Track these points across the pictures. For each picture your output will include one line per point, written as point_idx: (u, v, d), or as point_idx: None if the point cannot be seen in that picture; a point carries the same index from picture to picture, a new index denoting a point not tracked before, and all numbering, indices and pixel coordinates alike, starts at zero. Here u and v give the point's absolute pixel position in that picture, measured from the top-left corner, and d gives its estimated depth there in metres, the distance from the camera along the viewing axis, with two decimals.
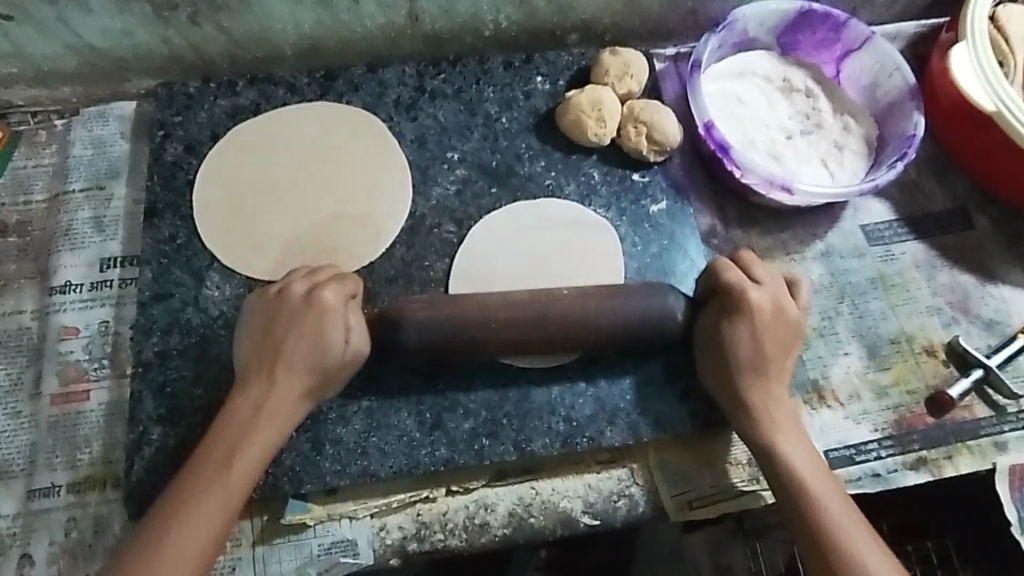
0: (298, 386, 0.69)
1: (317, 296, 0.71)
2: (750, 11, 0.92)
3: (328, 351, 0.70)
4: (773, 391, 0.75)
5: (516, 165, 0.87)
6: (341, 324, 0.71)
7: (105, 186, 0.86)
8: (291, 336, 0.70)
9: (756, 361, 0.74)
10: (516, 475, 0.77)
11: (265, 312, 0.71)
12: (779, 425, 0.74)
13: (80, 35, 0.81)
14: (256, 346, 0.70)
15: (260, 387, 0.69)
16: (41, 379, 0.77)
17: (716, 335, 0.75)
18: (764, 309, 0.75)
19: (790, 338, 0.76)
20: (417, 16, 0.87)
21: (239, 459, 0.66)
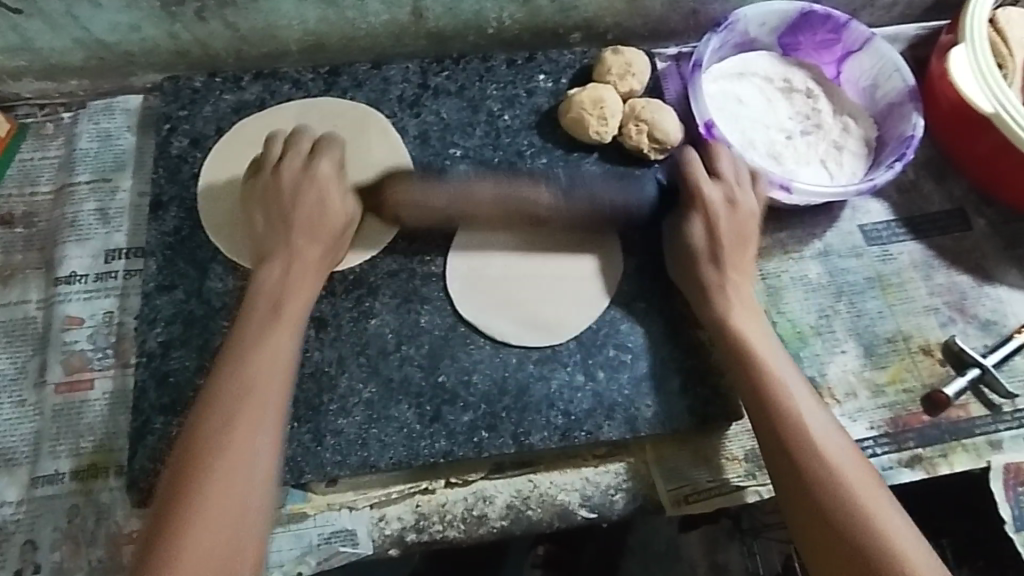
0: (308, 245, 0.75)
1: (316, 170, 0.77)
2: (751, 12, 0.93)
3: (330, 209, 0.76)
4: (735, 290, 0.78)
5: (517, 162, 0.88)
6: (338, 190, 0.78)
7: (110, 178, 0.87)
8: (294, 202, 0.75)
9: (715, 248, 0.79)
10: (515, 468, 0.78)
11: (267, 198, 0.76)
12: (743, 322, 0.76)
13: (88, 30, 0.82)
14: (264, 228, 0.76)
15: (279, 267, 0.74)
16: (46, 368, 0.78)
17: (678, 233, 0.81)
18: (718, 200, 0.80)
19: (745, 229, 0.81)
20: (421, 14, 0.88)
21: (261, 392, 0.66)
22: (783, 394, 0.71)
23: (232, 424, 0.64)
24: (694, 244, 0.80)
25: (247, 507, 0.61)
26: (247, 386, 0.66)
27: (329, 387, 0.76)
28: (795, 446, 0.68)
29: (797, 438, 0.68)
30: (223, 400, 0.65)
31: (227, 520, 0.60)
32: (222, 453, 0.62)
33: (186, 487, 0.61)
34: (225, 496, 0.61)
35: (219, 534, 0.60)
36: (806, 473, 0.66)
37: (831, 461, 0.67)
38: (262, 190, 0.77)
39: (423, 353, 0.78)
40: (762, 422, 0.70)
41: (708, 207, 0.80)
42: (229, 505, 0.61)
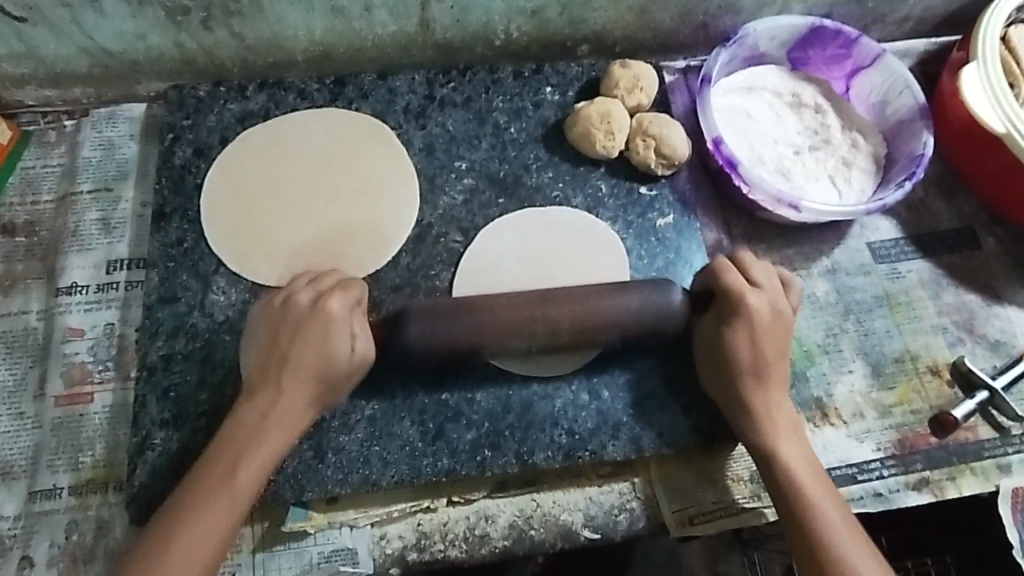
0: (308, 391, 0.69)
1: (324, 309, 0.71)
2: (761, 27, 0.92)
3: (334, 359, 0.70)
4: (773, 394, 0.75)
5: (524, 175, 0.87)
6: (342, 309, 0.72)
7: (113, 187, 0.86)
8: (296, 352, 0.70)
9: (756, 363, 0.74)
10: (517, 487, 0.77)
11: (274, 326, 0.71)
12: (777, 428, 0.73)
13: (94, 38, 0.81)
14: (261, 357, 0.70)
15: (268, 399, 0.69)
16: (46, 380, 0.77)
17: (716, 340, 0.75)
18: (765, 317, 0.74)
19: (784, 343, 0.75)
20: (428, 25, 0.87)
21: (269, 428, 0.68)
22: (815, 507, 0.69)
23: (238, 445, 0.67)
24: (733, 358, 0.74)
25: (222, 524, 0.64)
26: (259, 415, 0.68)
27: None
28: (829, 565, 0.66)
29: (831, 557, 0.67)
30: (241, 418, 0.68)
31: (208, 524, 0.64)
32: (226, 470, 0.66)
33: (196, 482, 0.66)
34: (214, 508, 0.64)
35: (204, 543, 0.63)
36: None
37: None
38: (268, 314, 0.72)
39: (427, 369, 0.78)
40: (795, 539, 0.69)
41: (752, 320, 0.74)
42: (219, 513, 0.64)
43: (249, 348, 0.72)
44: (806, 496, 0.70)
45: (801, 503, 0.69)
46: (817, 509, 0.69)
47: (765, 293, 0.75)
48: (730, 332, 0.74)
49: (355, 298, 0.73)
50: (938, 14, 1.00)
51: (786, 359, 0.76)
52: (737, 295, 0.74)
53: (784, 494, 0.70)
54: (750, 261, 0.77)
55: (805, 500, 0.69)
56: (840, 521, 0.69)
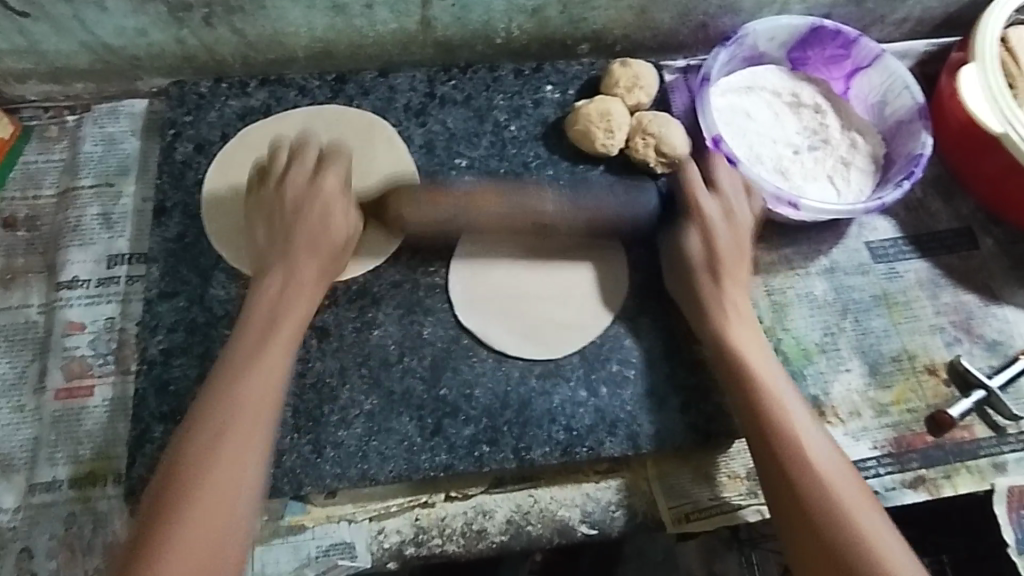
0: (309, 264, 0.74)
1: (320, 181, 0.76)
2: (760, 27, 0.92)
3: (332, 229, 0.75)
4: (734, 304, 0.78)
5: (523, 173, 0.88)
6: (342, 207, 0.77)
7: (114, 182, 0.86)
8: (298, 219, 0.74)
9: (710, 258, 0.79)
10: (515, 482, 0.77)
11: (270, 210, 0.76)
12: (743, 339, 0.76)
13: (95, 34, 0.82)
14: (269, 242, 0.75)
15: (279, 279, 0.73)
16: (46, 373, 0.78)
17: (674, 244, 0.81)
18: (716, 215, 0.80)
19: (741, 246, 0.80)
20: (429, 23, 0.87)
21: (244, 419, 0.64)
22: (783, 418, 0.70)
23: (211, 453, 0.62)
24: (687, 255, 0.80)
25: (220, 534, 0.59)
26: (231, 405, 0.64)
27: (330, 398, 0.76)
28: (794, 473, 0.67)
29: (797, 464, 0.67)
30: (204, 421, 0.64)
31: (202, 541, 0.59)
32: (207, 481, 0.61)
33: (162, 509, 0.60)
34: (205, 522, 0.59)
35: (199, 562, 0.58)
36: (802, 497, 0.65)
37: (826, 485, 0.66)
38: (266, 200, 0.76)
39: (425, 365, 0.78)
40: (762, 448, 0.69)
41: (704, 218, 0.80)
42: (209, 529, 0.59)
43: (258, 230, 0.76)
44: (772, 405, 0.70)
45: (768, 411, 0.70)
46: (784, 416, 0.70)
47: (717, 194, 0.81)
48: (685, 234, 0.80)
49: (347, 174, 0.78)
50: (938, 16, 1.00)
51: (744, 268, 0.80)
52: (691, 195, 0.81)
53: (753, 404, 0.71)
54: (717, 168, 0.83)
55: (774, 409, 0.70)
56: (806, 431, 0.69)
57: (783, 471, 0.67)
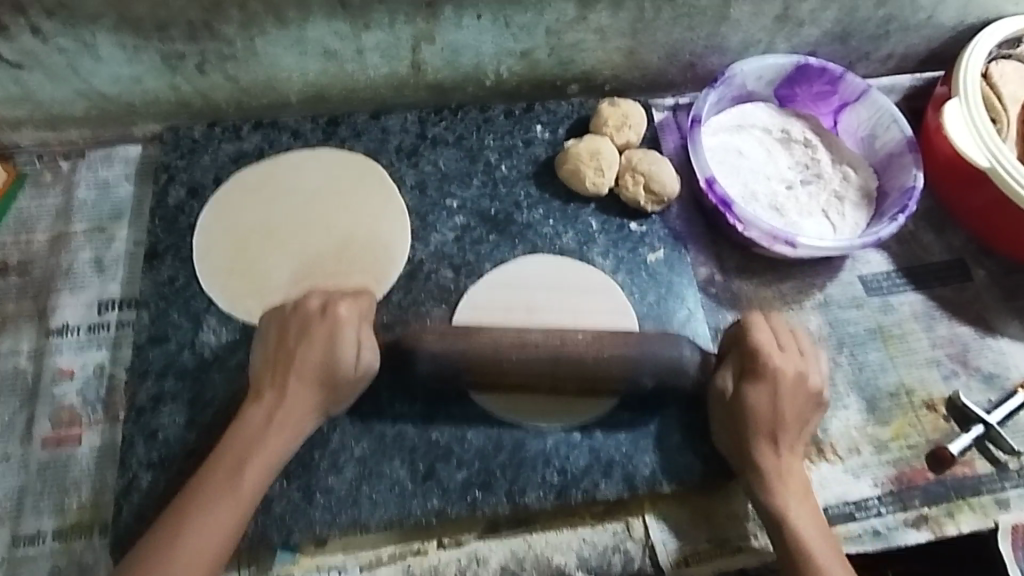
0: (309, 399, 0.71)
1: (334, 312, 0.73)
2: (747, 67, 0.94)
3: (339, 362, 0.71)
4: (790, 467, 0.74)
5: (515, 213, 0.88)
6: (353, 338, 0.72)
7: (107, 227, 0.87)
8: (303, 353, 0.71)
9: (772, 420, 0.74)
10: (510, 527, 0.76)
11: (280, 327, 0.73)
12: (789, 485, 0.73)
13: (91, 82, 0.83)
14: (268, 359, 0.72)
15: (269, 403, 0.70)
16: (34, 421, 0.77)
17: (737, 394, 0.75)
18: (790, 379, 0.75)
19: (808, 401, 0.75)
20: (420, 67, 0.88)
21: (277, 429, 0.69)
22: None
23: (248, 442, 0.68)
24: (754, 413, 0.74)
25: (231, 527, 0.65)
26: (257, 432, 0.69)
27: (320, 443, 0.75)
28: None
29: None
30: (219, 464, 0.67)
31: (224, 520, 0.64)
32: (245, 456, 0.67)
33: (199, 480, 0.66)
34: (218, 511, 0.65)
35: (218, 532, 0.64)
36: None
37: None
38: (276, 318, 0.74)
39: (418, 409, 0.77)
40: None
41: (770, 374, 0.74)
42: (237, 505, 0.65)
43: (258, 350, 0.73)
44: (814, 557, 0.68)
45: (800, 559, 0.68)
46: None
47: (792, 357, 0.76)
48: (742, 390, 0.74)
49: (365, 307, 0.75)
50: (922, 51, 1.02)
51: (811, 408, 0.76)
52: (753, 355, 0.75)
53: (792, 553, 0.69)
54: (800, 333, 0.78)
55: (813, 564, 0.68)
56: (840, 574, 0.67)
57: None
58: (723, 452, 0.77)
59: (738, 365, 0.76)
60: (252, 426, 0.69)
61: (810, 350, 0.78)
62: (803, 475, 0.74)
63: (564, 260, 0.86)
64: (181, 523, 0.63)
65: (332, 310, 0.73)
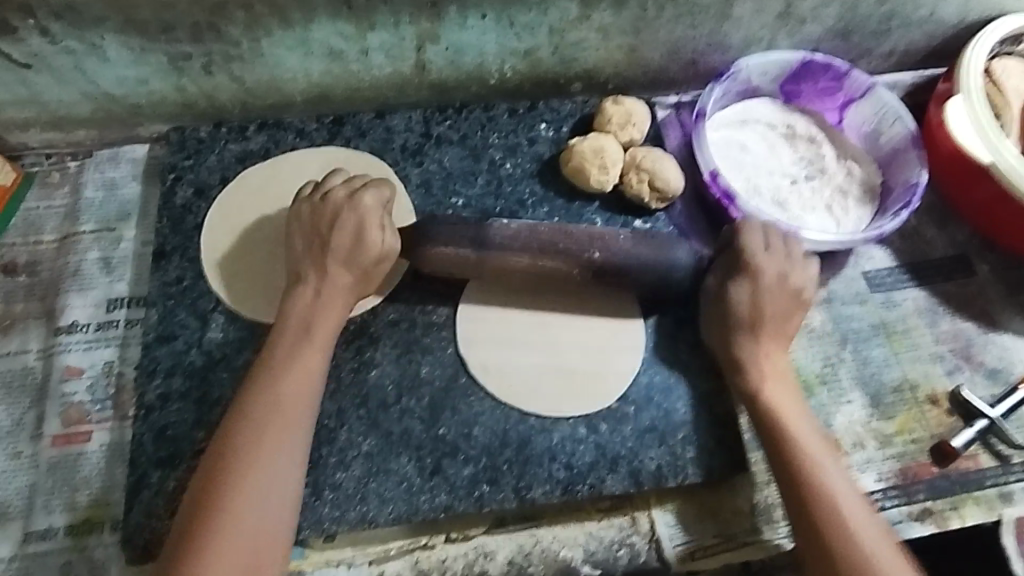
0: (344, 283, 0.75)
1: (360, 198, 0.77)
2: (752, 62, 0.94)
3: (368, 241, 0.75)
4: (774, 365, 0.77)
5: (519, 211, 0.89)
6: (378, 223, 0.76)
7: (114, 227, 0.87)
8: (333, 234, 0.75)
9: (755, 314, 0.77)
10: (517, 522, 0.77)
11: (305, 219, 0.77)
12: (776, 383, 0.75)
13: (98, 84, 0.84)
14: (301, 248, 0.76)
15: (312, 285, 0.74)
16: (43, 419, 0.78)
17: (721, 290, 0.79)
18: (772, 275, 0.78)
19: (790, 299, 0.78)
20: (423, 67, 0.89)
21: (310, 348, 0.71)
22: (818, 479, 0.68)
23: (275, 372, 0.69)
24: (736, 309, 0.77)
25: (289, 455, 0.66)
26: (279, 367, 0.70)
27: (327, 440, 0.75)
28: (829, 534, 0.66)
29: (821, 507, 0.67)
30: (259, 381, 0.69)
31: (285, 453, 0.65)
32: (275, 389, 0.68)
33: (236, 428, 0.66)
34: (270, 446, 0.65)
35: (273, 464, 0.65)
36: (828, 544, 0.65)
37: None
38: (303, 212, 0.77)
39: (424, 406, 0.78)
40: (788, 502, 0.69)
41: (752, 271, 0.78)
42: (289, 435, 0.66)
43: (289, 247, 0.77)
44: (799, 451, 0.70)
45: (789, 453, 0.71)
46: (816, 467, 0.69)
47: (773, 258, 0.78)
48: (727, 290, 0.78)
49: (387, 197, 0.79)
50: (923, 48, 1.02)
51: (795, 307, 0.79)
52: (736, 254, 0.79)
53: (780, 448, 0.71)
54: (789, 236, 0.81)
55: (803, 457, 0.70)
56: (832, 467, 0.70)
57: (805, 513, 0.68)
58: (715, 354, 0.80)
59: (724, 266, 0.80)
60: (275, 360, 0.70)
61: (797, 253, 0.80)
62: (787, 372, 0.76)
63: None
64: (231, 469, 0.63)
65: (357, 196, 0.77)
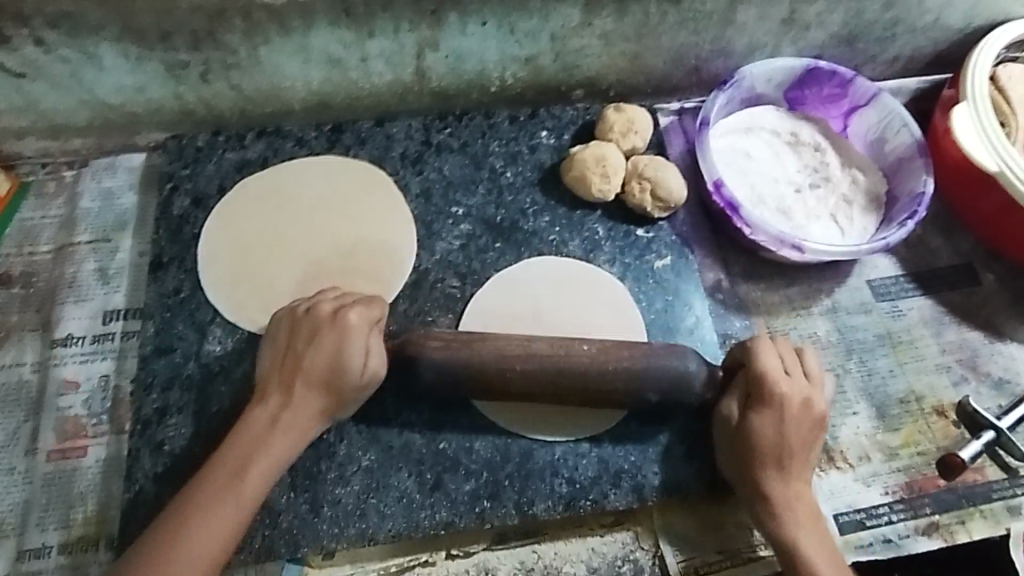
0: (315, 404, 0.70)
1: (342, 318, 0.71)
2: (757, 69, 0.93)
3: (347, 369, 0.70)
4: (801, 503, 0.71)
5: (521, 220, 0.88)
6: (362, 345, 0.71)
7: (111, 237, 0.86)
8: (310, 355, 0.70)
9: (780, 450, 0.71)
10: (518, 538, 0.76)
11: (288, 328, 0.72)
12: (801, 521, 0.70)
13: (94, 92, 0.83)
14: (276, 359, 0.71)
15: (279, 401, 0.69)
16: (39, 434, 0.77)
17: (740, 415, 0.73)
18: (795, 405, 0.72)
19: (815, 431, 0.72)
20: (424, 74, 0.88)
21: (272, 444, 0.68)
22: None
23: (236, 457, 0.67)
24: (759, 444, 0.71)
25: (222, 540, 0.63)
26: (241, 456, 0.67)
27: (327, 454, 0.74)
28: None
29: None
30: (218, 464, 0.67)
31: (219, 534, 0.64)
32: (231, 472, 0.66)
33: (191, 492, 0.65)
34: (209, 527, 0.63)
35: (209, 541, 0.63)
36: None
37: None
38: (286, 321, 0.73)
39: (424, 420, 0.77)
40: None
41: (777, 402, 0.72)
42: (229, 514, 0.64)
43: (265, 354, 0.72)
44: None
45: None
46: None
47: (798, 384, 0.73)
48: (750, 421, 0.72)
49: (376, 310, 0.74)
50: (929, 53, 1.01)
51: (818, 439, 0.73)
52: (762, 382, 0.72)
53: None
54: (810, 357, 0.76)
55: None
56: None
57: None
58: (735, 482, 0.74)
59: (749, 394, 0.73)
60: (241, 442, 0.68)
61: (818, 376, 0.74)
62: (813, 504, 0.71)
63: (572, 265, 0.85)
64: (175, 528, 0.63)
65: (342, 312, 0.72)
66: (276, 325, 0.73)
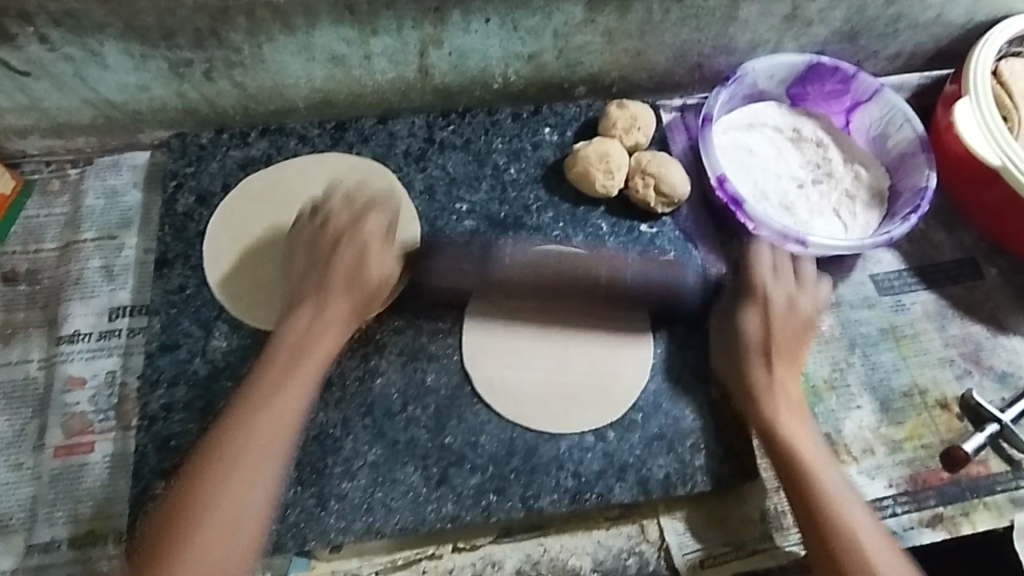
0: (336, 317, 0.74)
1: (363, 224, 0.77)
2: (759, 66, 0.93)
3: (366, 271, 0.75)
4: (801, 423, 0.75)
5: (524, 217, 0.88)
6: (381, 252, 0.77)
7: (116, 235, 0.86)
8: (331, 258, 0.75)
9: (768, 343, 0.78)
10: (524, 532, 0.76)
11: (310, 240, 0.77)
12: (805, 438, 0.74)
13: (98, 91, 0.83)
14: (302, 268, 0.77)
15: (305, 311, 0.74)
16: (45, 430, 0.77)
17: (731, 319, 0.80)
18: (780, 304, 0.80)
19: (801, 330, 0.80)
20: (427, 72, 0.88)
21: (289, 385, 0.69)
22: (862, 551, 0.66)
23: (253, 407, 0.67)
24: (747, 334, 0.79)
25: (246, 493, 0.63)
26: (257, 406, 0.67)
27: (332, 450, 0.75)
28: None
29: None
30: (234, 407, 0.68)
31: (236, 494, 0.63)
32: (245, 424, 0.66)
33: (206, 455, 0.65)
34: (228, 489, 0.63)
35: (233, 500, 0.63)
36: None
37: None
38: (307, 236, 0.78)
39: (430, 415, 0.77)
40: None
41: (760, 300, 0.80)
42: (248, 471, 0.64)
43: (291, 269, 0.78)
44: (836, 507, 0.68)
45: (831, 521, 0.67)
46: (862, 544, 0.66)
47: (783, 285, 0.82)
48: (739, 317, 0.80)
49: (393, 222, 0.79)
50: (930, 49, 1.01)
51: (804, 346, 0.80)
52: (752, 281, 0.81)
53: (818, 518, 0.68)
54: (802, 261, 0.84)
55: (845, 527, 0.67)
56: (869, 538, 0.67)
57: None
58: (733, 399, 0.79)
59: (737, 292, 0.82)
60: (256, 392, 0.68)
61: (808, 281, 0.83)
62: (810, 423, 0.75)
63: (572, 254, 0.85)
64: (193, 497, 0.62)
65: (362, 218, 0.77)
66: (299, 246, 0.78)
